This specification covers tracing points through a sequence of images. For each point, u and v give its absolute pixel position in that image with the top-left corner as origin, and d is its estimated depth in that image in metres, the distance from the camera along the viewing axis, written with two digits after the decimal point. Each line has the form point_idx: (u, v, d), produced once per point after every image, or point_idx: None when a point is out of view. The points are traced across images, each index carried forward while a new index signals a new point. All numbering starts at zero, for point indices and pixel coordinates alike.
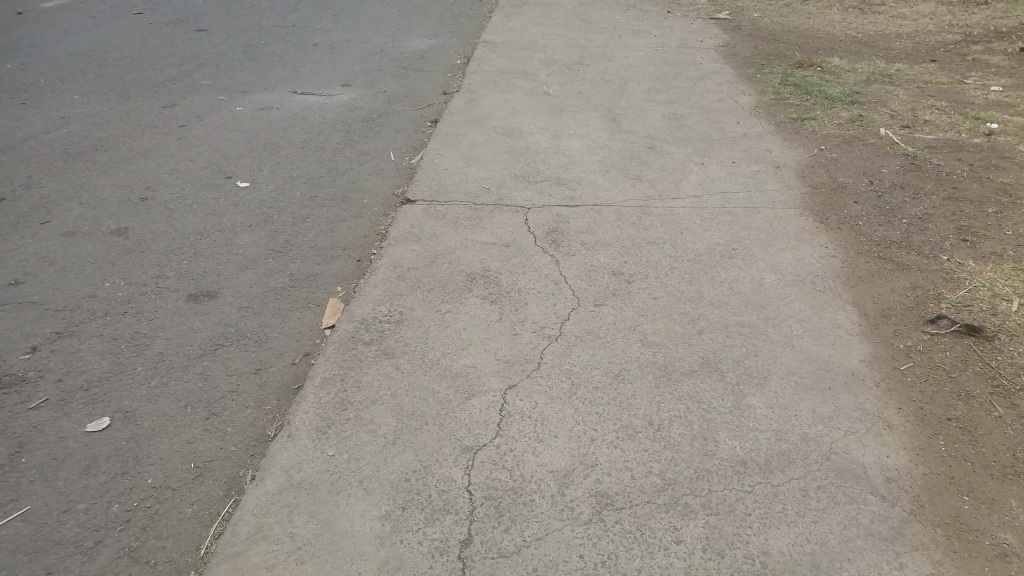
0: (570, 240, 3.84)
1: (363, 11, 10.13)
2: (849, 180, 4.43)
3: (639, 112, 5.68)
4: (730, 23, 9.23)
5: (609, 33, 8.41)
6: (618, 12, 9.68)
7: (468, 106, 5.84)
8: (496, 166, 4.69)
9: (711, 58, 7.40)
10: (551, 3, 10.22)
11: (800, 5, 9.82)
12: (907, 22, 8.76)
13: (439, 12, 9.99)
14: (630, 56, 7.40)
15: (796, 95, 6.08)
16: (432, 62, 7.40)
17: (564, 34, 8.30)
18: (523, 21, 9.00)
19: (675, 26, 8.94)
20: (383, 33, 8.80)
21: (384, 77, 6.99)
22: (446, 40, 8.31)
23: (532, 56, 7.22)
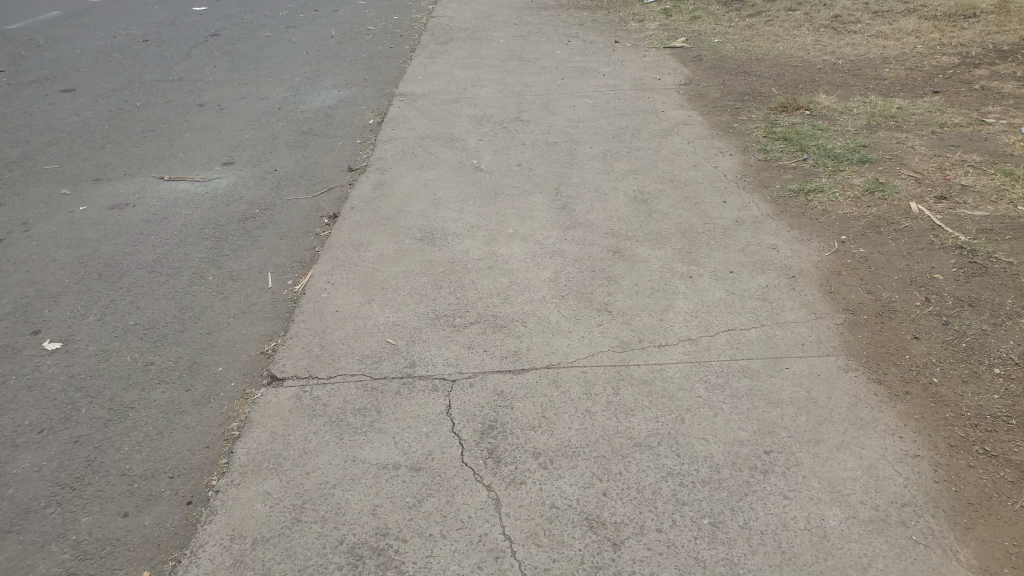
0: (511, 446, 2.46)
1: (268, 59, 8.81)
2: (897, 295, 3.25)
3: (593, 195, 4.51)
4: (688, 52, 8.17)
5: (551, 74, 7.25)
6: (560, 43, 8.54)
7: (377, 195, 4.58)
8: (403, 302, 3.32)
9: (674, 102, 6.28)
10: (482, 37, 9.03)
11: (763, 28, 8.80)
12: (891, 42, 7.78)
13: (355, 54, 8.72)
14: (578, 106, 6.25)
15: (789, 155, 4.97)
16: (339, 129, 6.17)
17: (499, 78, 7.11)
18: (451, 63, 7.78)
19: (627, 59, 7.84)
20: (287, 90, 7.52)
21: (280, 155, 5.70)
22: (358, 97, 7.08)
23: (460, 117, 6.03)
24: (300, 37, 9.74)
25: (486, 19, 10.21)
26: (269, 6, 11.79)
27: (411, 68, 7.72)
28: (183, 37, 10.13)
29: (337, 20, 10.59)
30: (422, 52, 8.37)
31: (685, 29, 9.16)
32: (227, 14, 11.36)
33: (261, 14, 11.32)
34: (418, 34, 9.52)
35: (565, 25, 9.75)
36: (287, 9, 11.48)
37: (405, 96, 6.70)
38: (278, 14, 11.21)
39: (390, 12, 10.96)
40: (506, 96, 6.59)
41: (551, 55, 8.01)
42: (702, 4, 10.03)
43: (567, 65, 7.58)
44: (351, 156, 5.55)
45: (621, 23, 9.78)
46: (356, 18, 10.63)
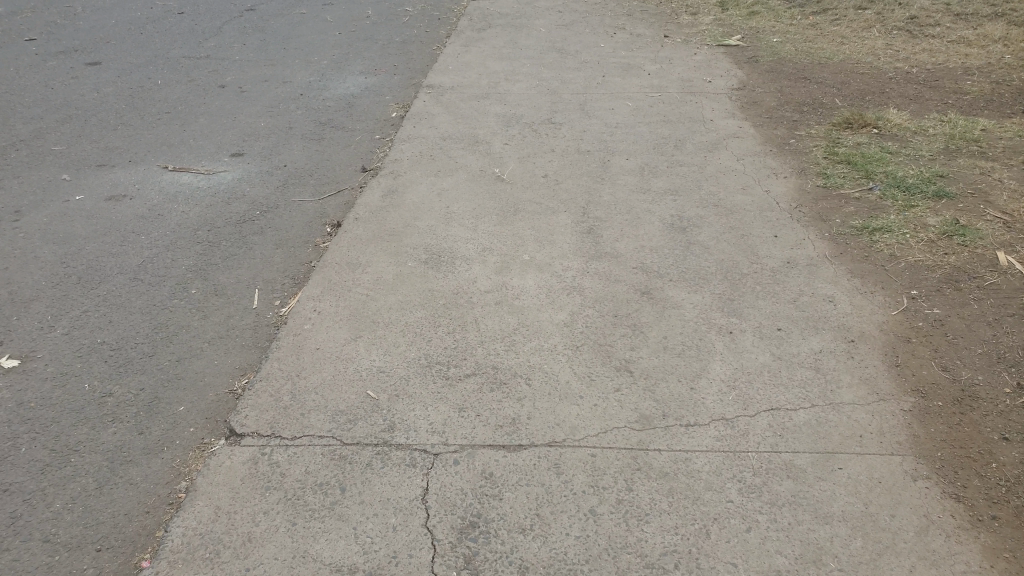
0: (492, 556, 2.02)
1: (299, 38, 8.42)
2: (978, 377, 2.78)
3: (626, 219, 4.02)
4: (743, 52, 7.53)
5: (592, 70, 6.72)
6: (606, 36, 7.98)
7: (385, 205, 4.18)
8: (395, 344, 2.88)
9: (723, 110, 5.72)
10: (523, 24, 8.50)
11: (829, 28, 8.11)
12: (974, 50, 7.03)
13: (388, 37, 8.29)
14: (618, 108, 5.72)
15: (852, 182, 4.40)
16: (358, 122, 5.77)
17: (536, 72, 6.61)
18: (487, 51, 7.28)
19: (676, 57, 7.25)
20: (312, 72, 7.13)
21: (292, 149, 5.32)
22: (384, 85, 6.66)
23: (488, 115, 5.57)
24: (334, 15, 9.35)
25: (530, 5, 9.67)
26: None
27: (443, 56, 7.26)
28: (216, 9, 9.80)
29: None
30: (457, 38, 7.90)
31: (742, 25, 8.50)
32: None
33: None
34: (457, 17, 9.03)
35: (613, 15, 9.16)
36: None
37: (433, 88, 6.26)
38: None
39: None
40: (540, 93, 6.09)
41: (594, 48, 7.46)
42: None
43: (611, 60, 7.03)
44: (367, 155, 5.15)
45: (673, 16, 9.15)
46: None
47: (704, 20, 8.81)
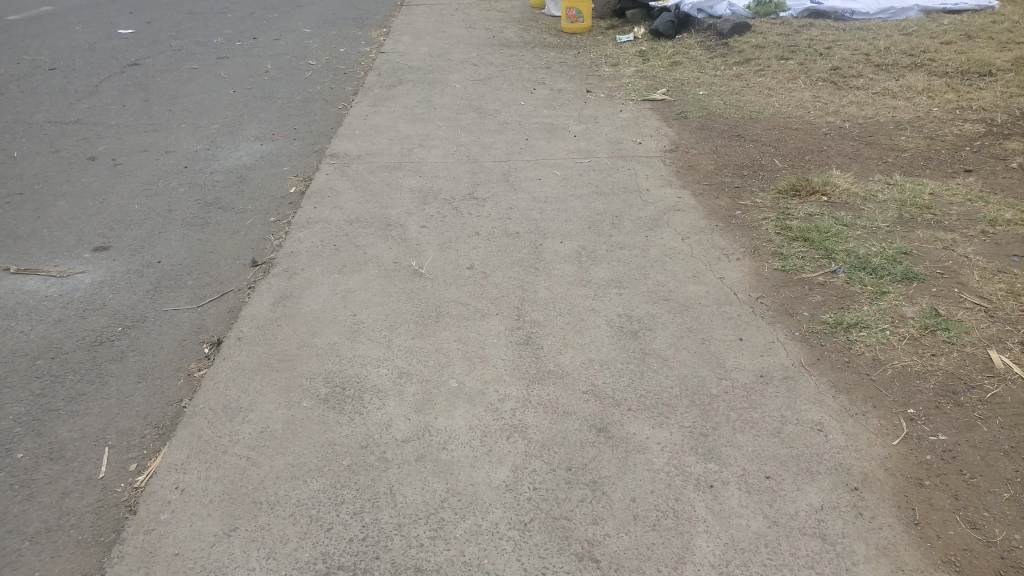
0: None
1: (188, 94, 7.56)
2: (1015, 535, 2.25)
3: (568, 323, 3.39)
4: (670, 107, 7.22)
5: (514, 132, 6.21)
6: (525, 92, 7.51)
7: (276, 317, 3.39)
8: (286, 541, 2.29)
9: (659, 176, 5.26)
10: (437, 79, 7.95)
11: (754, 79, 8.14)
12: (903, 100, 6.98)
13: (290, 94, 7.56)
14: (546, 178, 5.19)
15: (811, 263, 3.98)
16: (252, 201, 4.99)
17: (453, 136, 6.04)
18: (397, 112, 6.65)
19: (601, 115, 6.84)
20: (201, 137, 6.29)
21: (171, 238, 4.48)
22: (283, 153, 5.90)
23: (401, 190, 4.89)
24: (229, 68, 8.52)
25: (442, 57, 9.14)
26: (204, 28, 10.54)
27: (349, 117, 6.57)
28: (94, 62, 8.81)
29: (277, 49, 9.40)
30: (365, 96, 7.25)
31: (665, 78, 8.41)
32: (154, 35, 10.08)
33: (192, 37, 10.07)
34: (365, 71, 8.39)
35: (531, 68, 8.75)
36: (222, 33, 10.26)
37: (337, 156, 5.54)
38: (213, 37, 9.98)
39: (338, 43, 9.82)
40: (459, 162, 5.48)
41: (513, 107, 6.96)
42: (680, 52, 9.47)
43: (532, 120, 6.55)
44: (257, 246, 4.37)
45: (593, 68, 8.99)
46: (298, 48, 9.47)
47: (624, 72, 8.68)
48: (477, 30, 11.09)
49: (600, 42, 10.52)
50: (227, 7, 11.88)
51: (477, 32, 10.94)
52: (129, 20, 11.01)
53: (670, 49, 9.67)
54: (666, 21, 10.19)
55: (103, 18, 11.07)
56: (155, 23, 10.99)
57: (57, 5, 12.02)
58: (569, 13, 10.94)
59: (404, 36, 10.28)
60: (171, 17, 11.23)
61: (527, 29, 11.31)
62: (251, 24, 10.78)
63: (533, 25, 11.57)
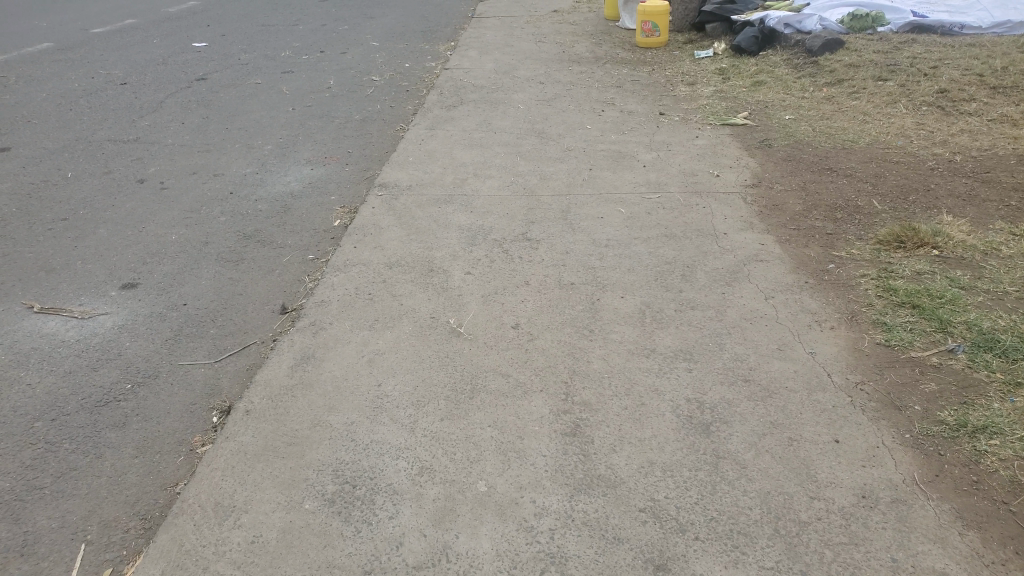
0: None
1: (245, 110, 7.35)
2: None
3: (626, 409, 2.86)
4: (751, 135, 6.61)
5: (578, 160, 5.72)
6: (593, 115, 7.02)
7: (293, 383, 2.97)
8: None
9: (739, 218, 4.66)
10: (500, 99, 7.54)
11: (848, 102, 7.51)
12: (1020, 132, 6.30)
13: (348, 112, 7.28)
14: (611, 217, 4.66)
15: (922, 337, 3.33)
16: (292, 234, 4.63)
17: (510, 165, 5.60)
18: (454, 137, 6.26)
19: (675, 142, 6.27)
20: (252, 159, 6.01)
21: (202, 276, 4.14)
22: (331, 179, 5.56)
23: (447, 229, 4.47)
24: (290, 83, 8.32)
25: (508, 74, 8.75)
26: (270, 40, 10.42)
27: (403, 141, 6.21)
28: (159, 73, 8.73)
29: (341, 63, 9.17)
30: (422, 117, 6.90)
31: (747, 100, 7.81)
32: (221, 46, 9.99)
33: (258, 48, 9.95)
34: (427, 89, 8.06)
35: (600, 87, 8.25)
36: (288, 45, 10.11)
37: (385, 187, 5.16)
38: (279, 49, 9.82)
39: (402, 58, 9.54)
40: (515, 196, 5.02)
41: (579, 131, 6.47)
42: (763, 71, 8.88)
43: (598, 147, 6.05)
44: (290, 289, 3.97)
45: (668, 87, 8.42)
46: (362, 63, 9.23)
47: (702, 92, 8.11)
48: (547, 44, 10.66)
49: (677, 58, 9.93)
50: (295, 19, 11.79)
51: (546, 47, 10.51)
52: (199, 30, 10.98)
53: (752, 68, 9.01)
54: (749, 37, 9.59)
55: (173, 28, 11.08)
56: (224, 32, 10.92)
57: (132, 15, 12.13)
58: (645, 27, 10.38)
59: (471, 51, 9.93)
60: (239, 27, 11.16)
61: (600, 43, 10.80)
62: (318, 37, 10.62)
63: (605, 39, 11.05)
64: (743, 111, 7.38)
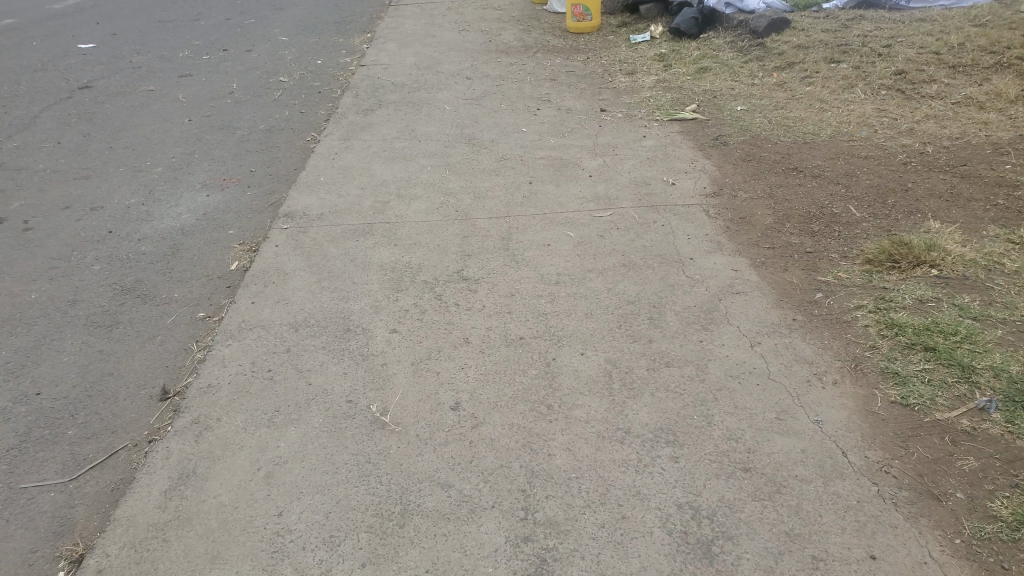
0: None
1: (134, 125, 6.40)
2: None
3: (603, 528, 2.23)
4: (704, 130, 6.01)
5: (518, 171, 5.07)
6: (526, 114, 6.35)
7: (168, 523, 2.28)
8: None
9: (707, 238, 4.10)
10: (424, 100, 6.79)
11: (802, 88, 6.96)
12: (991, 115, 5.90)
13: (254, 121, 6.43)
14: (563, 246, 4.04)
15: (946, 390, 2.77)
16: (176, 284, 3.81)
17: (437, 181, 4.89)
18: (374, 147, 5.49)
19: (620, 144, 5.62)
20: (136, 186, 5.09)
21: (63, 349, 3.25)
22: (228, 208, 4.72)
23: (366, 268, 3.72)
24: (187, 88, 7.37)
25: (431, 69, 7.99)
26: (167, 38, 9.35)
27: (316, 154, 5.38)
28: (33, 83, 7.63)
29: (245, 63, 8.25)
30: (333, 124, 6.10)
31: (691, 88, 7.20)
32: (109, 49, 8.88)
33: (154, 48, 8.89)
34: (341, 90, 7.24)
35: (533, 81, 7.57)
36: (186, 44, 9.08)
37: (290, 216, 4.36)
38: (176, 49, 8.79)
39: (315, 55, 8.67)
40: (448, 222, 4.31)
41: (511, 135, 5.80)
42: (704, 58, 8.37)
43: (538, 154, 5.39)
44: (173, 363, 3.13)
45: (606, 78, 7.81)
46: (269, 62, 8.32)
47: (643, 83, 7.47)
48: (472, 35, 9.92)
49: (613, 46, 9.35)
50: (196, 14, 10.70)
51: (470, 37, 9.79)
52: (84, 29, 9.80)
53: (693, 55, 8.48)
54: (689, 18, 9.11)
55: (55, 28, 9.85)
56: (116, 31, 9.77)
57: (8, 15, 10.78)
58: (576, 11, 9.88)
59: (389, 44, 9.11)
60: (132, 25, 10.02)
61: (530, 32, 10.11)
62: (221, 34, 9.59)
63: (534, 27, 10.36)
64: (690, 102, 6.72)
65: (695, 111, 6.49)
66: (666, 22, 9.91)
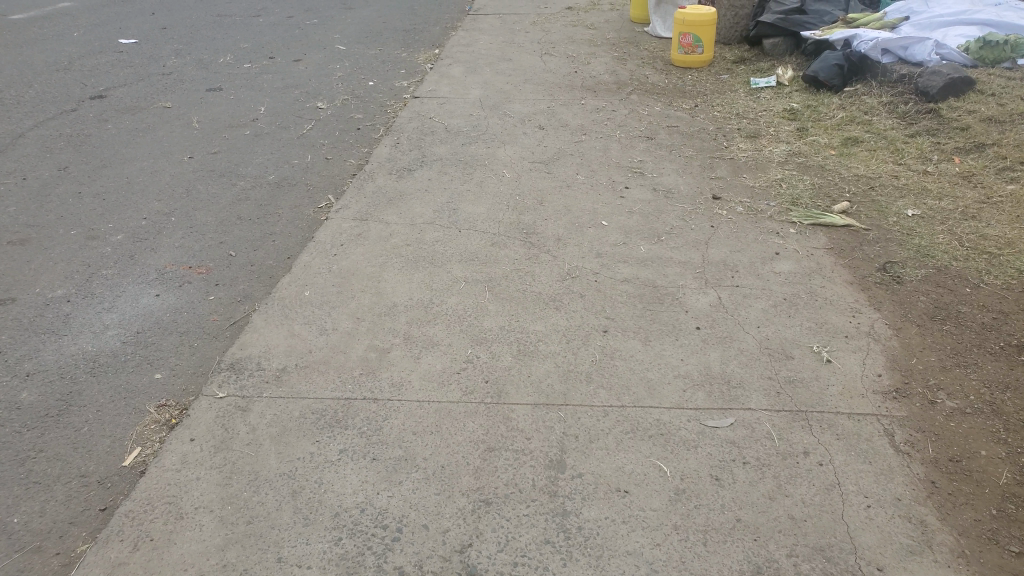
0: None
1: (122, 157, 5.13)
2: None
3: None
4: (864, 251, 4.19)
5: (584, 305, 3.46)
6: (608, 198, 4.77)
7: None
8: None
9: (900, 512, 2.41)
10: (483, 162, 5.36)
11: (1004, 185, 5.05)
12: None
13: (268, 169, 5.07)
14: (651, 495, 2.39)
15: None
16: (26, 493, 2.38)
17: (461, 313, 3.31)
18: (399, 242, 4.00)
19: (741, 264, 3.95)
20: (77, 265, 3.75)
21: None
22: (177, 324, 3.28)
23: (314, 519, 2.22)
24: (207, 108, 6.16)
25: (497, 109, 6.58)
26: (212, 39, 8.18)
27: (314, 243, 3.94)
28: (45, 85, 6.54)
29: (284, 78, 7.08)
30: (355, 189, 4.70)
31: (840, 171, 5.43)
32: (145, 47, 7.76)
33: (194, 52, 7.71)
34: (384, 130, 5.94)
35: (620, 138, 6.03)
36: (231, 49, 7.86)
37: (238, 369, 2.87)
38: (217, 52, 7.70)
39: (366, 72, 7.46)
40: (459, 411, 2.67)
41: (585, 235, 4.25)
42: (849, 122, 6.42)
43: (617, 273, 3.77)
44: None
45: (721, 141, 6.10)
46: (311, 80, 7.07)
47: (772, 155, 5.73)
48: (556, 60, 8.49)
49: (727, 91, 7.70)
50: (257, 13, 9.55)
51: (554, 65, 8.28)
52: (130, 22, 8.76)
53: (835, 116, 6.57)
54: (831, 64, 7.25)
55: (99, 19, 8.84)
56: (163, 24, 8.73)
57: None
58: (685, 41, 8.33)
59: (454, 67, 7.74)
60: (182, 21, 8.92)
61: (625, 63, 8.57)
62: (276, 41, 8.35)
63: (631, 56, 8.82)
64: (840, 197, 4.94)
65: (846, 213, 4.70)
66: (798, 64, 8.12)
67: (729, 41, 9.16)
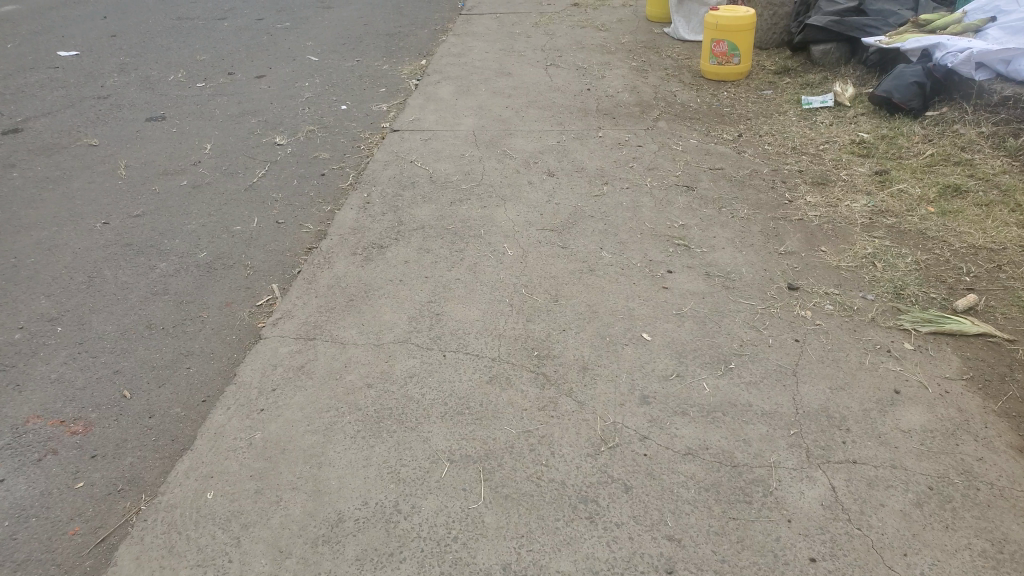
0: None
1: (42, 246, 4.14)
2: None
3: None
4: (1020, 387, 3.09)
5: (633, 512, 2.40)
6: (645, 288, 3.69)
7: None
8: None
9: None
10: (485, 226, 4.28)
11: None
12: None
13: (219, 256, 4.02)
14: None
15: None
16: None
17: (439, 541, 2.27)
18: (357, 384, 2.89)
19: (850, 414, 2.92)
20: None
21: None
22: (14, 547, 2.34)
23: None
24: (140, 149, 5.47)
25: (491, 144, 5.48)
26: (177, 66, 7.28)
27: (233, 385, 2.89)
28: None
29: (240, 104, 6.36)
30: (304, 283, 3.61)
31: (948, 238, 4.33)
32: (87, 85, 6.81)
33: (152, 89, 6.70)
34: (353, 175, 5.05)
35: (653, 188, 4.90)
36: (192, 76, 6.99)
37: None
38: (166, 74, 7.05)
39: (335, 92, 6.65)
40: None
41: (620, 355, 3.17)
42: (943, 161, 5.34)
43: (675, 440, 2.71)
44: None
45: (782, 191, 4.97)
46: (272, 105, 6.34)
47: (852, 213, 4.65)
48: (562, 72, 7.27)
49: (773, 114, 6.48)
50: (228, 29, 8.47)
51: (560, 79, 7.08)
52: (85, 50, 7.74)
53: (924, 153, 5.47)
54: (907, 82, 6.06)
55: (56, 40, 8.04)
56: (118, 47, 7.85)
57: (9, 19, 8.82)
58: (718, 49, 7.11)
59: (442, 86, 6.67)
60: (142, 46, 7.88)
61: (647, 76, 7.32)
62: (244, 55, 7.61)
63: (651, 66, 7.58)
64: (957, 284, 3.87)
65: (972, 311, 3.63)
66: (858, 77, 6.95)
67: (765, 45, 8.10)
